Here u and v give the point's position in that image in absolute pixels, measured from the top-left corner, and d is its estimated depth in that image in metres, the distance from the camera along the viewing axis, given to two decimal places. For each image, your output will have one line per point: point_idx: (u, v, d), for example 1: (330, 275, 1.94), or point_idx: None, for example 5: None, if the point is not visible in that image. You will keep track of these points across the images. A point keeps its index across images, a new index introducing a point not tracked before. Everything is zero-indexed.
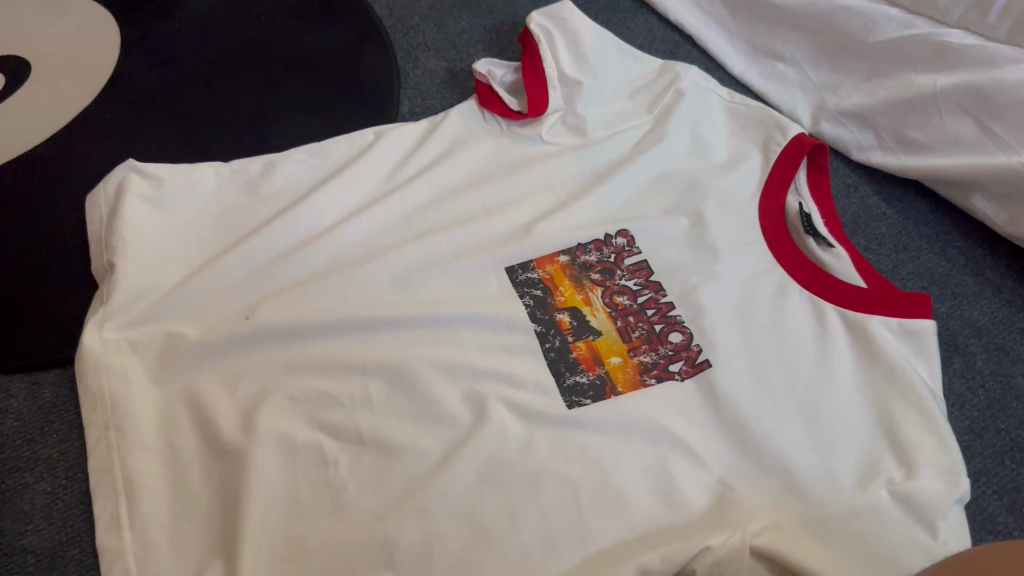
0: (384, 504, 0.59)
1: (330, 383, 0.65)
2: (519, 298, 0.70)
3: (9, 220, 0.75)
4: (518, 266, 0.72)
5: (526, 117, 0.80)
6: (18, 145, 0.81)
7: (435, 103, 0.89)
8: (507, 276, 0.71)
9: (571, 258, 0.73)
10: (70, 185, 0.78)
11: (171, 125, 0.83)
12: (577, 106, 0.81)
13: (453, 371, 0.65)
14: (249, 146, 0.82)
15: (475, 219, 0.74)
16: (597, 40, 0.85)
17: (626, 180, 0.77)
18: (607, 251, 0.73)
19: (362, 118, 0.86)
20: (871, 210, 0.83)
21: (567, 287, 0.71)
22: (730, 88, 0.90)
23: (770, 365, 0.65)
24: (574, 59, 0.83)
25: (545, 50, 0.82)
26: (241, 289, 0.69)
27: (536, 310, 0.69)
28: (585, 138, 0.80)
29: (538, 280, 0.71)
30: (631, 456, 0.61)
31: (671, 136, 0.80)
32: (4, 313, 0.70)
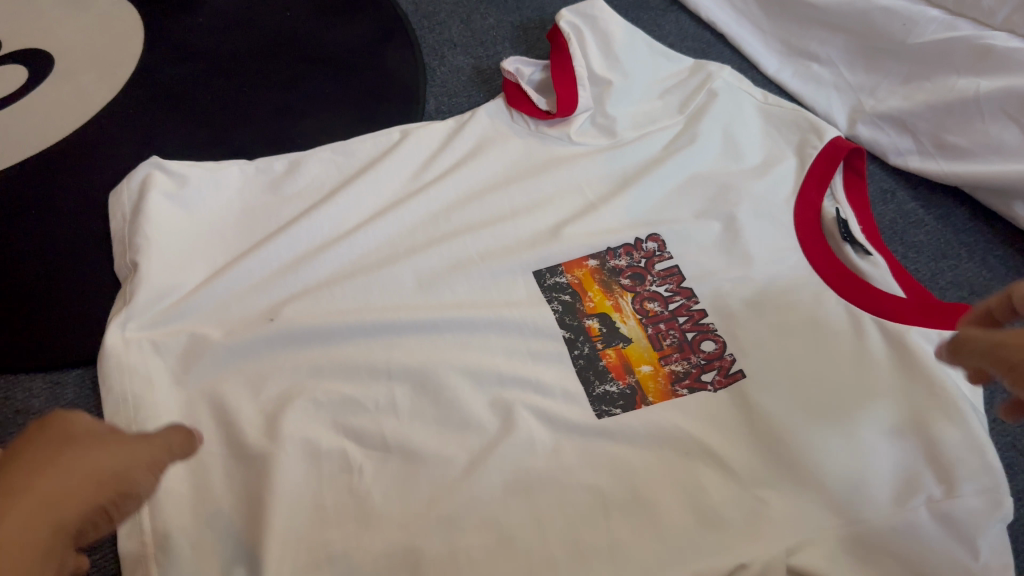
0: (411, 513, 0.58)
1: (355, 387, 0.63)
2: (547, 304, 0.68)
3: (31, 217, 0.74)
4: (546, 270, 0.71)
5: (554, 117, 0.78)
6: (41, 139, 0.80)
7: (461, 102, 0.87)
8: (535, 280, 0.70)
9: (600, 262, 0.71)
10: (92, 180, 0.77)
11: (194, 121, 0.81)
12: (607, 105, 0.79)
13: (480, 377, 0.64)
14: (273, 142, 0.81)
15: (502, 221, 0.73)
16: (627, 37, 0.83)
17: (656, 184, 0.76)
18: (637, 255, 0.72)
19: (387, 115, 0.84)
20: (908, 216, 0.81)
21: (596, 293, 0.70)
22: (763, 88, 0.88)
23: (806, 375, 0.63)
24: (604, 58, 0.81)
25: (575, 48, 0.81)
26: (264, 290, 0.68)
27: (564, 315, 0.68)
28: (614, 138, 0.79)
29: (567, 284, 0.70)
30: (662, 468, 0.60)
31: (703, 138, 0.78)
32: (25, 311, 0.69)
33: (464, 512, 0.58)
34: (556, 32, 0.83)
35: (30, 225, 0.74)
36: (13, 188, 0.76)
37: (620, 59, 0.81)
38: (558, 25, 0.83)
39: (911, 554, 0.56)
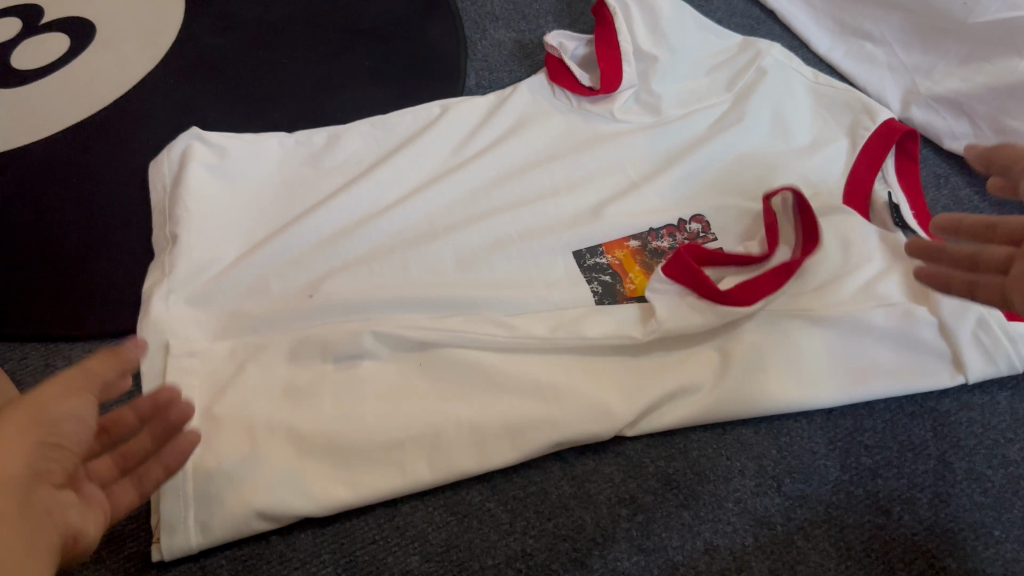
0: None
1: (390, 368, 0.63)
2: (587, 285, 0.68)
3: (72, 185, 0.74)
4: (586, 250, 0.69)
5: (598, 94, 0.76)
6: (82, 109, 0.80)
7: (502, 76, 0.86)
8: (575, 260, 0.69)
9: (641, 243, 0.70)
10: (132, 150, 0.77)
11: (234, 92, 0.81)
12: (652, 83, 0.77)
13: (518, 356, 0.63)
14: (313, 116, 0.80)
15: (540, 200, 0.72)
16: (675, 12, 0.80)
17: (701, 164, 0.74)
18: (680, 237, 0.70)
19: (428, 88, 0.83)
20: (962, 202, 0.79)
21: (637, 274, 0.69)
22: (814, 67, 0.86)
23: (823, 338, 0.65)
24: (651, 32, 0.78)
25: (620, 21, 0.77)
26: (302, 264, 0.67)
27: (604, 298, 0.67)
28: (659, 116, 0.77)
29: (607, 265, 0.69)
30: None
31: (750, 118, 0.76)
32: (66, 280, 0.70)
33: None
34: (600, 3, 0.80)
35: (71, 193, 0.74)
36: (55, 157, 0.76)
37: (667, 34, 0.78)
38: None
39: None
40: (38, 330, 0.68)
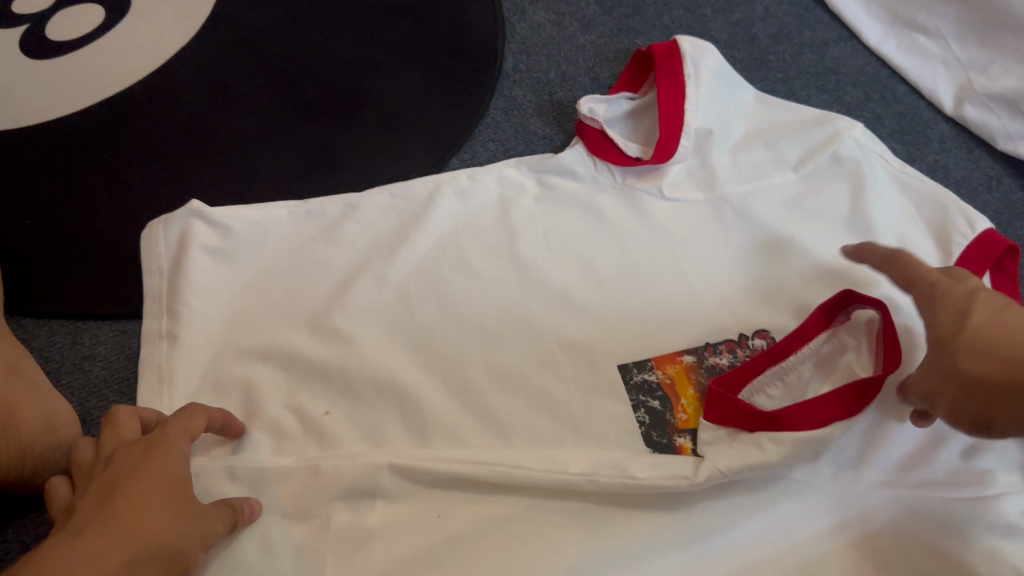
0: (475, 496, 0.57)
1: (418, 374, 0.62)
2: (632, 409, 0.61)
3: (103, 162, 0.73)
4: (633, 363, 0.63)
5: (645, 165, 0.70)
6: (114, 83, 0.78)
7: (541, 60, 0.83)
8: (621, 374, 0.62)
9: (697, 358, 0.64)
10: (164, 128, 0.76)
11: (269, 72, 0.79)
12: (706, 161, 0.71)
13: (549, 356, 0.63)
14: (348, 98, 0.78)
15: (581, 217, 0.70)
16: (736, 90, 0.75)
17: (750, 228, 0.69)
18: (741, 353, 0.64)
19: (466, 71, 0.81)
20: (1014, 205, 0.76)
21: (689, 399, 0.62)
22: (876, 111, 0.81)
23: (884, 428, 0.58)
24: (713, 96, 0.72)
25: (689, 72, 0.71)
26: (340, 260, 0.67)
27: (652, 429, 0.60)
28: (713, 193, 0.70)
29: (657, 384, 0.62)
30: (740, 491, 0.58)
31: (811, 185, 0.71)
32: (95, 258, 0.69)
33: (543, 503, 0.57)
34: (664, 48, 0.73)
35: (103, 171, 0.73)
36: (86, 130, 0.75)
37: (726, 113, 0.73)
38: (676, 46, 0.73)
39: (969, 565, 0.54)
40: (67, 308, 0.67)
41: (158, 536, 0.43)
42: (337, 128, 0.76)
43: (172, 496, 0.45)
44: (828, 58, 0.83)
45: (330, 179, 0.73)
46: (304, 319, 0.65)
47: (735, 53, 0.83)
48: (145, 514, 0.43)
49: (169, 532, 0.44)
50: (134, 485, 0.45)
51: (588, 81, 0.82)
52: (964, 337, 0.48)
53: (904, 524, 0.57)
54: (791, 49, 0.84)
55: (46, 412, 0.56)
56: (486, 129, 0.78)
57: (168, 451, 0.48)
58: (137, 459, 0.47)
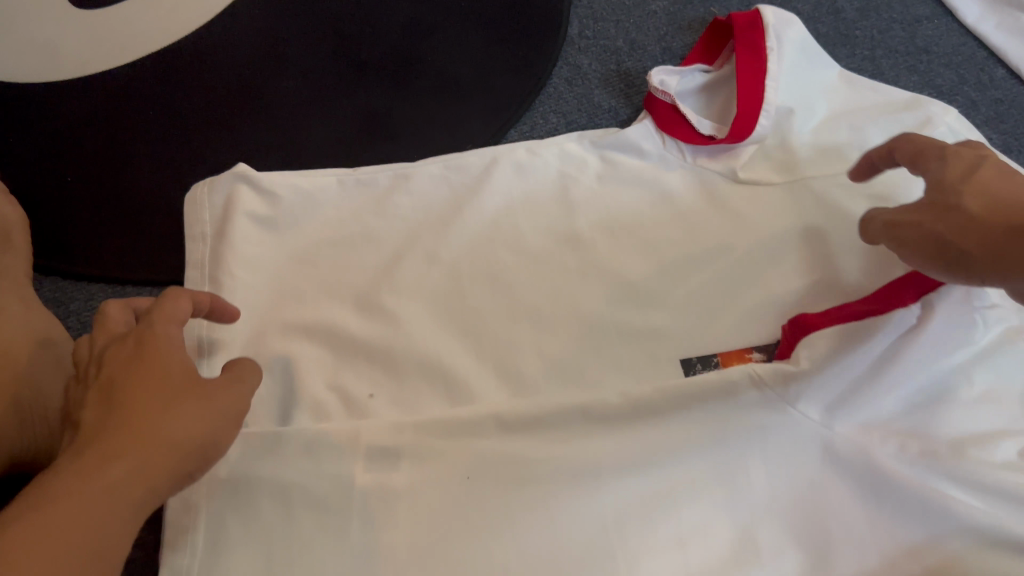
0: (514, 490, 0.54)
1: (465, 361, 0.59)
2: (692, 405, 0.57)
3: (148, 121, 0.70)
4: (696, 358, 0.59)
5: (720, 144, 0.65)
6: (161, 36, 0.75)
7: (609, 26, 0.78)
8: (683, 369, 0.58)
9: (765, 356, 0.59)
10: (211, 86, 0.72)
11: (322, 29, 0.75)
12: (785, 139, 0.66)
13: (604, 345, 0.59)
14: (402, 59, 0.74)
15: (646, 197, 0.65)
16: (821, 70, 0.69)
17: (826, 212, 0.63)
18: None
19: (529, 34, 0.76)
20: None
21: None
22: (971, 93, 0.74)
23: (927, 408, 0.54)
24: (796, 72, 0.67)
25: (772, 44, 0.66)
26: (384, 235, 0.63)
27: None
28: (791, 175, 0.65)
29: None
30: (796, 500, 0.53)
31: (897, 174, 0.65)
32: (138, 222, 0.66)
33: (583, 499, 0.53)
34: (745, 16, 0.68)
35: (147, 129, 0.70)
36: (132, 85, 0.72)
37: (808, 91, 0.68)
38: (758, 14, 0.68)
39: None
40: (106, 272, 0.65)
41: (177, 439, 0.39)
42: (390, 94, 0.72)
43: (179, 390, 0.40)
44: (920, 36, 0.76)
45: (382, 147, 0.70)
46: (347, 296, 0.61)
47: (818, 26, 0.76)
48: (156, 423, 0.38)
49: (179, 433, 0.39)
50: (136, 393, 0.39)
51: (659, 51, 0.77)
52: (968, 184, 0.45)
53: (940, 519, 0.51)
54: (880, 24, 0.77)
55: None
56: (548, 100, 0.74)
57: (164, 341, 0.42)
58: (127, 358, 0.40)
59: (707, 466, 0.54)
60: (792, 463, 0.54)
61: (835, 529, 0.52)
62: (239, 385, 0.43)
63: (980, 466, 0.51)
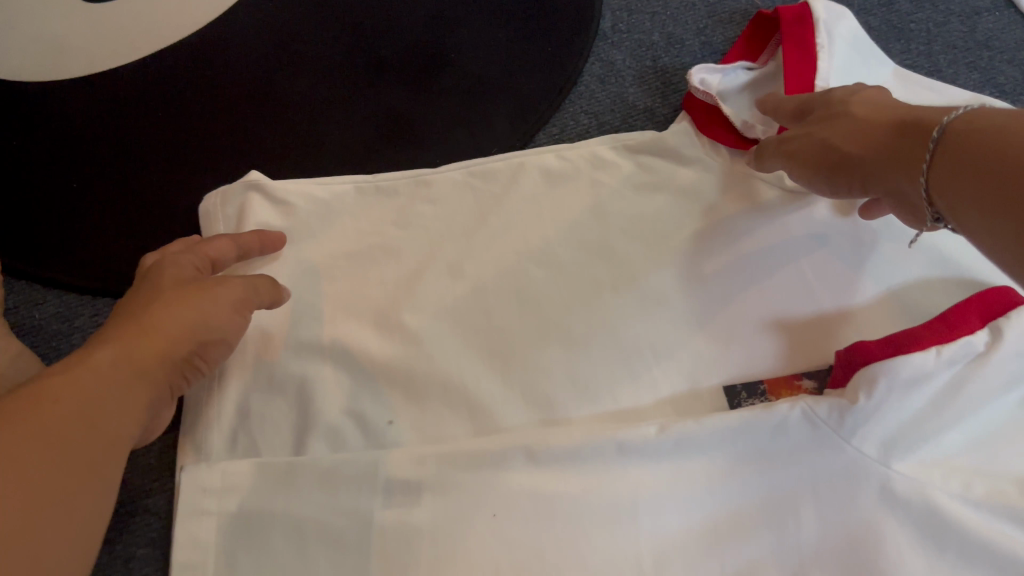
0: (542, 527, 0.50)
1: (490, 385, 0.55)
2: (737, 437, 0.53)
3: (157, 123, 0.67)
4: (741, 385, 0.55)
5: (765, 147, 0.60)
6: (171, 31, 0.71)
7: (645, 20, 0.73)
8: (726, 398, 0.55)
9: (816, 384, 0.55)
10: (223, 85, 0.68)
11: (340, 23, 0.71)
12: None
13: (639, 369, 0.55)
14: (423, 55, 0.70)
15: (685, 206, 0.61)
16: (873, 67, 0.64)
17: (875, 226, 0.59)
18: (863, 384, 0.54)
19: (559, 28, 0.71)
20: None
21: None
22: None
23: (990, 444, 0.50)
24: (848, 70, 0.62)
25: (822, 41, 0.61)
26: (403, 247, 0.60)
27: None
28: None
29: None
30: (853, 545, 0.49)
31: None
32: (147, 233, 0.63)
33: (615, 536, 0.50)
34: (792, 12, 0.63)
35: (157, 132, 0.66)
36: (141, 85, 0.68)
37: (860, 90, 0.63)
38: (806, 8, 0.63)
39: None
40: (116, 287, 0.62)
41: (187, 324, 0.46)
42: (412, 93, 0.68)
43: (162, 298, 0.46)
44: (978, 30, 0.71)
45: (403, 153, 0.66)
46: (364, 314, 0.57)
47: (870, 19, 0.71)
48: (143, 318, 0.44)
49: (169, 326, 0.45)
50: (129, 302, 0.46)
51: (699, 47, 0.72)
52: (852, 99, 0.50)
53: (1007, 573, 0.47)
54: (937, 17, 0.72)
55: None
56: (578, 99, 0.69)
57: (175, 266, 0.50)
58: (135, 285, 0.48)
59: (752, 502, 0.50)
60: (846, 504, 0.49)
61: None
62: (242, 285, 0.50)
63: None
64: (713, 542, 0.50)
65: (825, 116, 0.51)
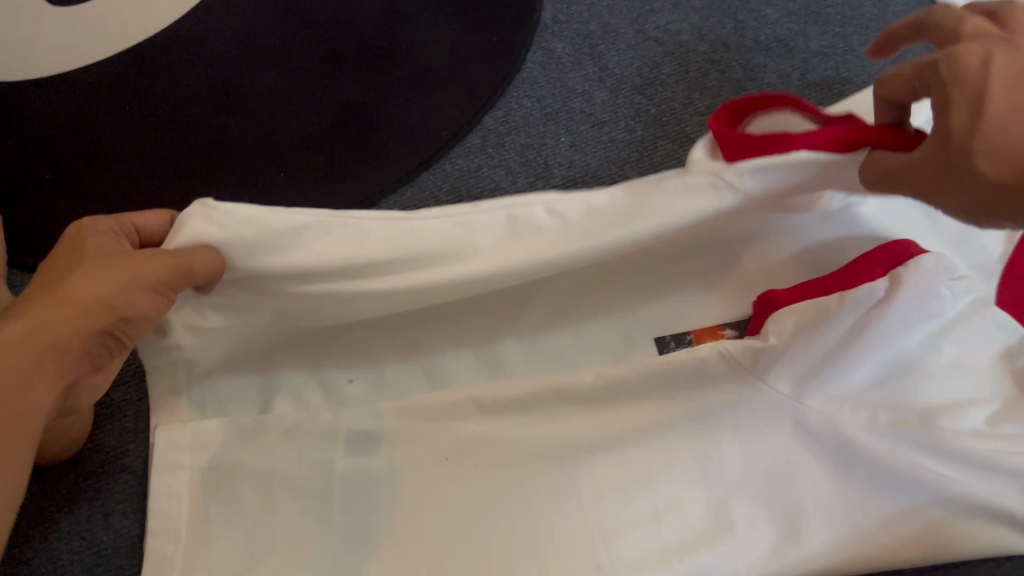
0: (488, 475, 0.55)
1: (441, 350, 0.60)
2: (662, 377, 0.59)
3: (126, 119, 0.71)
4: (671, 337, 0.61)
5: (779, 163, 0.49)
6: (137, 33, 0.75)
7: (584, 9, 0.76)
8: (656, 347, 0.61)
9: (737, 333, 0.59)
10: (186, 80, 0.72)
11: (295, 19, 0.75)
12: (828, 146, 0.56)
13: (581, 327, 0.62)
14: (375, 49, 0.73)
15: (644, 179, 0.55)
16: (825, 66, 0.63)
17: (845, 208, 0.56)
18: None
19: (501, 19, 0.75)
20: None
21: None
22: None
23: (899, 383, 0.53)
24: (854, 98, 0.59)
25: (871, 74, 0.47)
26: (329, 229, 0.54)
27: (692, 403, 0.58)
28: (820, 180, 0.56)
29: None
30: (769, 479, 0.54)
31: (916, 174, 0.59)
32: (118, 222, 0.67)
33: (555, 481, 0.55)
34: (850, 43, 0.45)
35: (126, 127, 0.70)
36: (110, 82, 0.72)
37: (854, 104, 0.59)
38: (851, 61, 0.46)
39: (992, 504, 0.50)
40: None
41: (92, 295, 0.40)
42: (364, 83, 0.72)
43: (78, 268, 0.40)
44: (891, 12, 0.75)
45: (356, 138, 0.70)
46: None
47: (791, 5, 0.76)
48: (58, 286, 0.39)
49: (81, 294, 0.39)
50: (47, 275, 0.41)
51: (632, 35, 0.75)
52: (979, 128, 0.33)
53: (897, 499, 0.52)
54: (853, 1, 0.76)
55: None
56: (522, 84, 0.73)
57: (99, 236, 0.43)
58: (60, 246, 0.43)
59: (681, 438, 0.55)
60: (766, 441, 0.54)
61: (802, 498, 0.53)
62: (172, 251, 0.41)
63: (946, 434, 0.50)
64: (646, 480, 0.54)
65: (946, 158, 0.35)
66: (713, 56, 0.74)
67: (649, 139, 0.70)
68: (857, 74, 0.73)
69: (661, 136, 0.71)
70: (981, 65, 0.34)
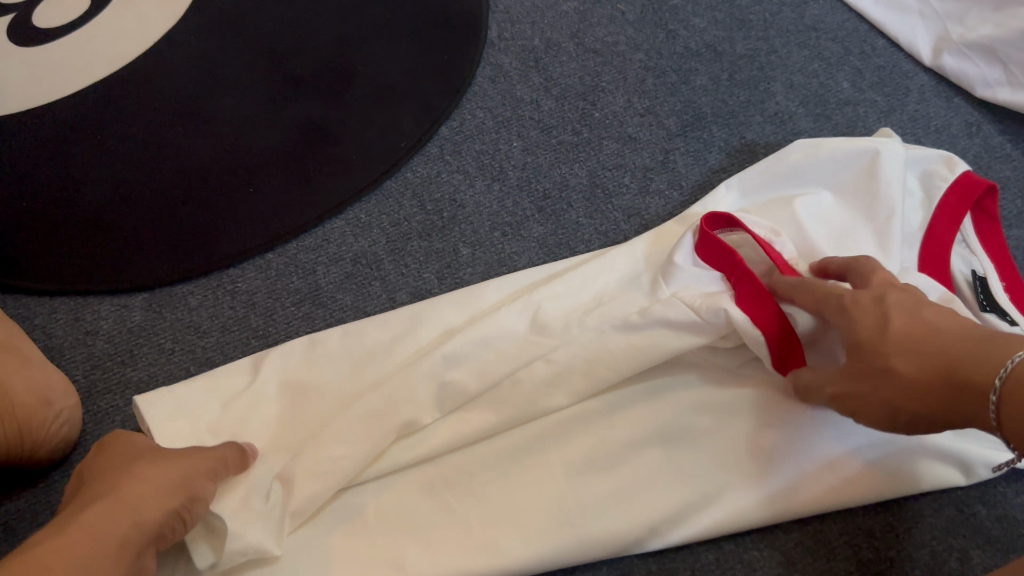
0: (458, 453, 0.55)
1: None
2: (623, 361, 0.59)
3: (97, 145, 0.73)
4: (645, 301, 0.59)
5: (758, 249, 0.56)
6: (105, 69, 0.78)
7: (526, 28, 0.82)
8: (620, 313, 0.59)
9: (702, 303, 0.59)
10: (154, 107, 0.76)
11: (255, 51, 0.79)
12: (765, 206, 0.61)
13: None
14: (333, 74, 0.78)
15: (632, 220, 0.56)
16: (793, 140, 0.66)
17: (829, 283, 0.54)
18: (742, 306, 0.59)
19: (448, 41, 0.80)
20: (995, 150, 0.73)
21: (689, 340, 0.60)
22: (857, 61, 0.79)
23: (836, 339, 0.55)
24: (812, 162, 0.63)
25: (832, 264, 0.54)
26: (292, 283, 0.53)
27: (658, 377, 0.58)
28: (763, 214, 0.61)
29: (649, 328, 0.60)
30: (733, 438, 0.55)
31: (859, 192, 0.61)
32: (93, 240, 0.69)
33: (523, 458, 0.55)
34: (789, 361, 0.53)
35: (98, 152, 0.73)
36: (80, 112, 0.75)
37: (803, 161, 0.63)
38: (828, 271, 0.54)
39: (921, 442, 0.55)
40: (67, 284, 0.67)
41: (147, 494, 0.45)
42: (325, 103, 0.76)
43: (126, 480, 0.45)
44: (808, 15, 0.82)
45: (321, 153, 0.74)
46: None
47: (715, 14, 0.82)
48: (126, 487, 0.45)
49: (137, 494, 0.44)
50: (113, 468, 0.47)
51: (573, 48, 0.81)
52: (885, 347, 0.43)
53: (845, 445, 0.55)
54: (772, 8, 0.82)
55: (39, 385, 0.54)
56: (474, 97, 0.78)
57: (133, 441, 0.50)
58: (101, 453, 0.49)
59: (641, 405, 0.57)
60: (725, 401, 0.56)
61: (767, 451, 0.55)
62: (210, 449, 0.49)
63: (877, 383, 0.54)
64: (614, 450, 0.55)
65: (865, 375, 0.44)
66: (648, 62, 0.80)
67: (595, 140, 0.76)
68: (780, 71, 0.79)
69: (605, 137, 0.76)
70: (876, 302, 0.45)
